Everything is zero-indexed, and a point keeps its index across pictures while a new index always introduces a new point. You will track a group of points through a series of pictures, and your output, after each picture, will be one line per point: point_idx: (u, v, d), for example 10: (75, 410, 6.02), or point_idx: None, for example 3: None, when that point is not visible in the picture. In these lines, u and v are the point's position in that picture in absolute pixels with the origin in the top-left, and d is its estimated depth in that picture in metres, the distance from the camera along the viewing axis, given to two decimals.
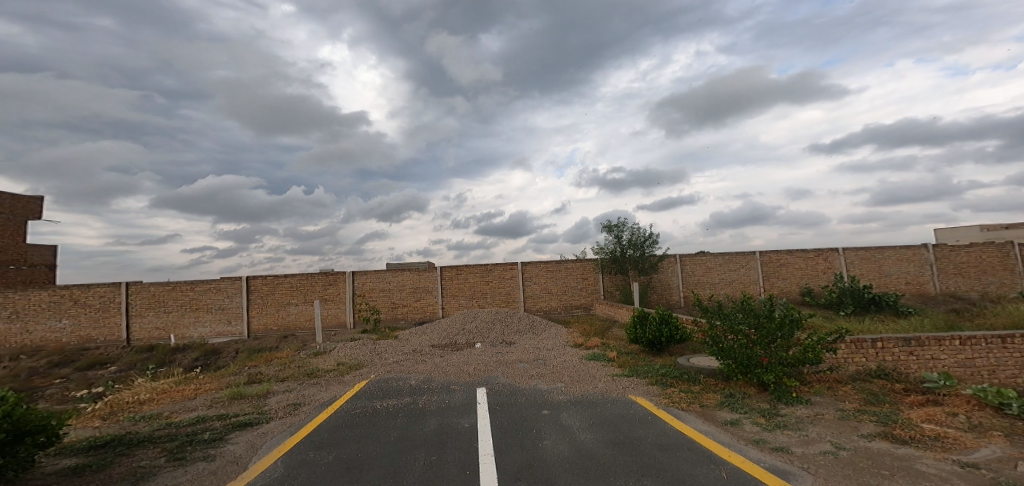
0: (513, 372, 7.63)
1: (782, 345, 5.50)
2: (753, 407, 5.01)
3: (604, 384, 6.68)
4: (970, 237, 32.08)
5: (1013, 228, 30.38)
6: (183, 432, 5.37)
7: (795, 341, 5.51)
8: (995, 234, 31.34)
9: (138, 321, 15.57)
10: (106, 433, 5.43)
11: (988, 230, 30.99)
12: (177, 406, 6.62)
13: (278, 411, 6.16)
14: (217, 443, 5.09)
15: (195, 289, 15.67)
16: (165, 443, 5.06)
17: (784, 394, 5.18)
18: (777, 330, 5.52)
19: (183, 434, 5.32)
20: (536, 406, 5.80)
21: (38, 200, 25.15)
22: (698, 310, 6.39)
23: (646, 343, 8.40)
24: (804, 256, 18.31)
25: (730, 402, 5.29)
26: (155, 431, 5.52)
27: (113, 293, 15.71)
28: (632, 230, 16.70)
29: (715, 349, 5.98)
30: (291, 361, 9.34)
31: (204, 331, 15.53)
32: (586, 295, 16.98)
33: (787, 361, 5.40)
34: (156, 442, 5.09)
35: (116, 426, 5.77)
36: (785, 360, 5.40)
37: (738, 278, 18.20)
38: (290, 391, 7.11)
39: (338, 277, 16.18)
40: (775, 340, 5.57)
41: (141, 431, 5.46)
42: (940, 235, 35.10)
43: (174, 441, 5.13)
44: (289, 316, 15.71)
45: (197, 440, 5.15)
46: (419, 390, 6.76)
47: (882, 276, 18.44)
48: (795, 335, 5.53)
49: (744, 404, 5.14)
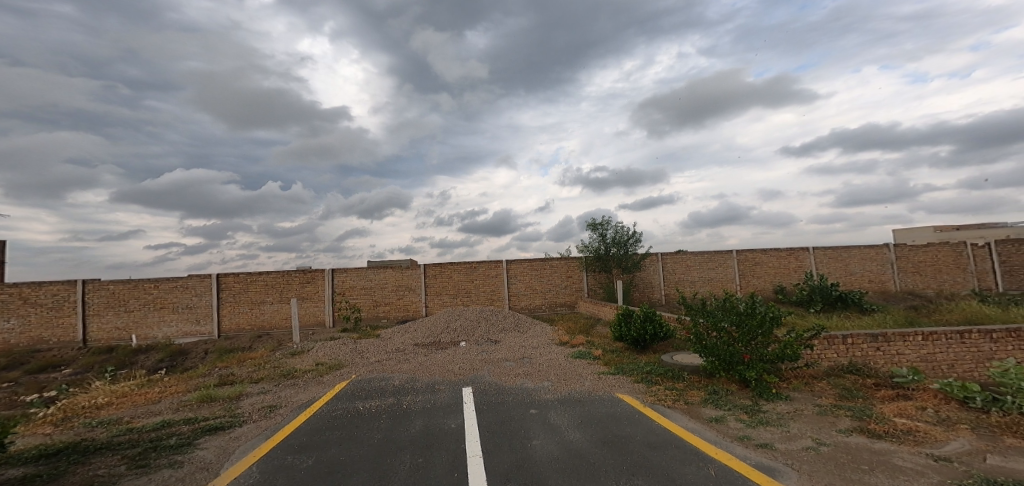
0: (498, 370, 7.58)
1: (763, 342, 5.60)
2: (736, 404, 5.09)
3: (590, 382, 6.68)
4: (925, 237, 33.74)
5: (964, 229, 32.04)
6: (147, 438, 5.09)
7: (774, 338, 5.60)
8: (947, 235, 33.00)
9: (97, 321, 14.82)
10: (59, 441, 5.10)
11: (941, 231, 32.63)
12: (139, 411, 6.24)
13: (253, 414, 5.91)
14: (184, 449, 4.83)
15: (159, 287, 15.00)
16: (126, 449, 4.78)
17: (765, 390, 5.27)
18: (758, 327, 5.60)
19: (147, 440, 5.04)
20: (522, 406, 5.75)
21: None
22: (682, 307, 6.44)
23: (631, 341, 8.45)
24: (776, 255, 18.85)
25: (713, 399, 5.36)
26: (115, 437, 5.21)
27: (69, 292, 14.88)
28: (616, 229, 16.85)
29: (699, 346, 6.06)
30: (266, 361, 9.02)
31: (170, 331, 14.89)
32: (570, 293, 17.06)
33: (768, 357, 5.49)
34: (116, 449, 4.81)
35: (70, 432, 5.41)
36: (766, 356, 5.49)
37: (716, 277, 18.61)
38: (265, 393, 6.84)
39: (316, 275, 15.78)
40: (756, 337, 5.65)
41: (100, 437, 5.14)
42: (898, 236, 36.77)
43: (137, 447, 4.84)
44: (263, 315, 15.24)
45: (163, 446, 4.88)
46: (402, 390, 6.62)
47: (847, 274, 19.15)
48: (776, 332, 5.62)
49: (727, 401, 5.21)
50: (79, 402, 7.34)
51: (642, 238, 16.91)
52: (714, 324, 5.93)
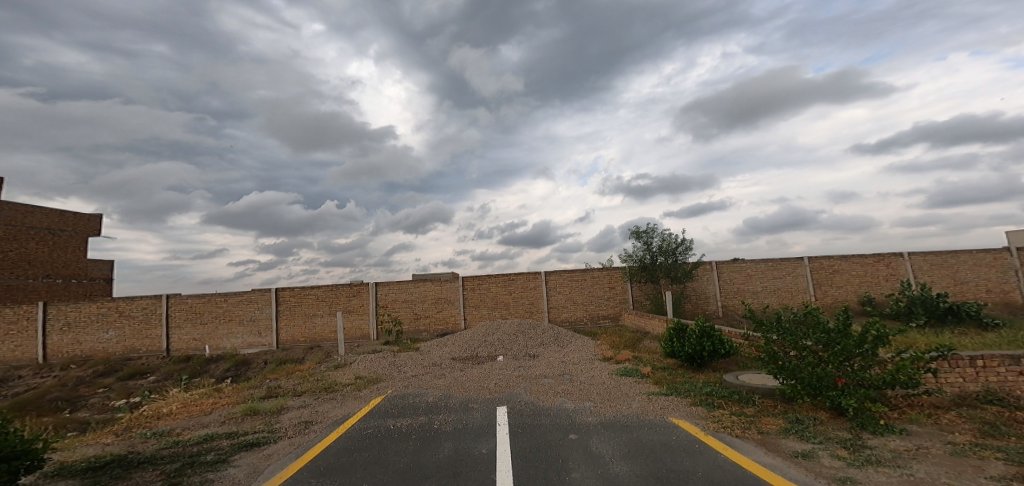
0: (537, 388, 6.99)
1: (862, 365, 4.62)
2: (831, 436, 4.15)
3: (639, 404, 5.92)
4: None
5: None
6: (187, 452, 4.97)
7: (877, 361, 4.60)
8: None
9: (177, 333, 15.86)
10: (110, 453, 5.09)
11: None
12: (191, 422, 6.09)
13: (289, 429, 5.65)
14: (218, 466, 4.64)
15: (228, 300, 15.83)
16: (165, 464, 4.69)
17: (868, 421, 4.28)
18: (856, 347, 4.62)
19: (186, 454, 4.93)
20: (562, 430, 5.11)
21: (97, 218, 26.47)
22: (750, 321, 5.55)
23: (685, 358, 7.53)
24: (861, 262, 16.74)
25: (796, 429, 4.44)
26: (162, 449, 5.14)
27: (155, 305, 16.10)
28: (662, 236, 15.65)
29: (774, 367, 5.15)
30: (311, 374, 9.01)
31: (237, 342, 15.63)
32: (614, 305, 16.10)
33: (870, 382, 4.50)
34: (156, 463, 4.73)
35: (124, 443, 5.38)
36: (867, 381, 4.51)
37: (783, 287, 16.80)
38: (305, 407, 6.64)
39: (362, 288, 16.01)
40: (852, 358, 4.68)
41: (143, 451, 5.07)
42: (1014, 238, 31.91)
43: (175, 463, 4.72)
44: (315, 328, 15.64)
45: (198, 463, 4.71)
46: (436, 409, 6.21)
47: (957, 283, 16.58)
48: (878, 353, 4.62)
49: (817, 433, 4.27)
50: (153, 409, 7.55)
51: (691, 246, 15.57)
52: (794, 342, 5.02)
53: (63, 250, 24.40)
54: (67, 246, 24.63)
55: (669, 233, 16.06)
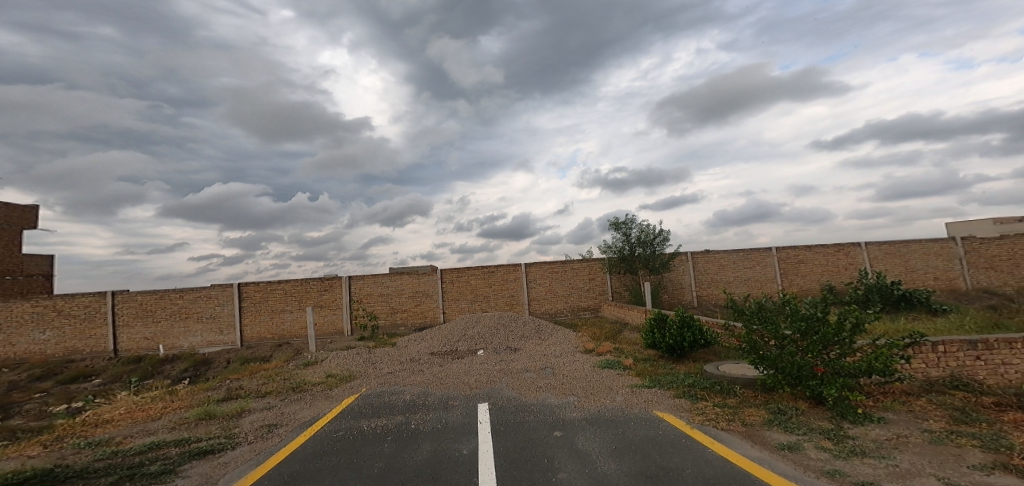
0: (518, 382, 6.85)
1: (840, 353, 4.64)
2: (813, 427, 4.15)
3: (623, 398, 5.86)
4: (983, 230, 30.94)
5: None
6: (129, 462, 4.42)
7: (856, 349, 4.63)
8: (1008, 226, 30.05)
9: (126, 332, 14.74)
10: (31, 468, 4.37)
11: (1001, 223, 29.67)
12: (132, 430, 5.49)
13: (250, 434, 5.25)
14: (164, 477, 4.07)
15: (184, 297, 14.92)
16: (97, 479, 3.98)
17: (848, 410, 4.31)
18: (835, 335, 4.63)
19: (124, 467, 4.25)
20: (546, 428, 5.00)
21: (34, 210, 24.63)
22: (731, 311, 5.52)
23: (666, 349, 7.56)
24: (824, 252, 17.37)
25: (779, 420, 4.43)
26: (95, 462, 4.49)
27: (100, 303, 14.85)
28: (640, 228, 15.73)
29: (755, 357, 5.14)
30: (279, 373, 8.54)
31: (195, 341, 14.77)
32: (593, 296, 16.16)
33: (847, 371, 4.54)
34: (86, 478, 4.01)
35: (52, 455, 4.75)
36: (845, 370, 4.54)
37: (753, 276, 17.26)
38: (269, 409, 6.22)
39: (334, 283, 15.45)
40: (831, 346, 4.69)
41: (76, 462, 4.46)
42: (953, 229, 34.10)
43: (110, 476, 4.05)
44: (284, 324, 14.99)
45: (140, 475, 4.09)
46: (413, 407, 5.96)
47: (909, 271, 17.44)
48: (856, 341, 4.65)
49: (799, 423, 4.28)
50: (102, 414, 6.93)
51: (668, 237, 15.72)
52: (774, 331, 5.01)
53: None
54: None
55: (647, 225, 16.16)
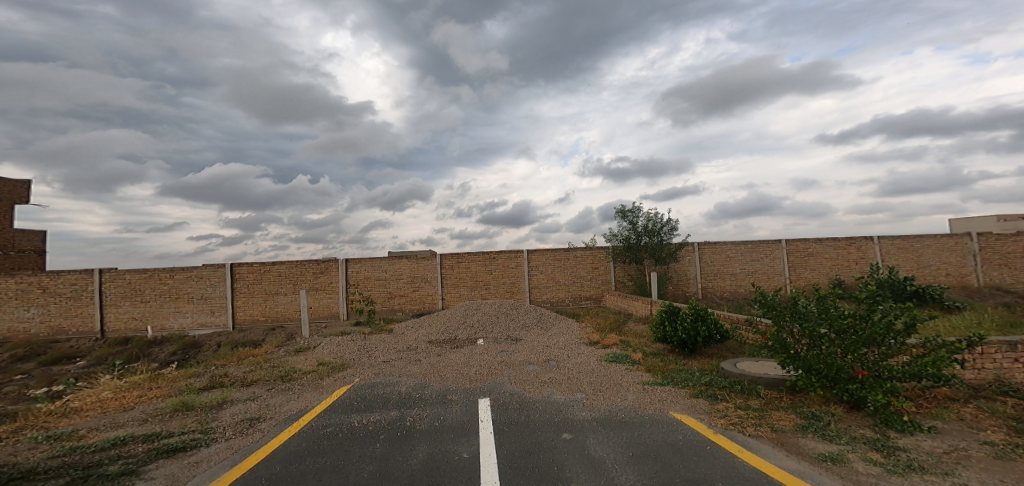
0: (521, 376, 6.42)
1: (885, 354, 4.17)
2: (856, 436, 3.71)
3: (635, 396, 5.44)
4: (987, 227, 30.48)
5: None
6: (87, 461, 3.98)
7: (903, 350, 4.16)
8: (1012, 224, 29.58)
9: (114, 312, 14.30)
10: None
11: (1005, 221, 29.12)
12: (98, 422, 5.07)
13: (227, 429, 4.81)
14: (123, 479, 3.65)
15: (174, 277, 14.45)
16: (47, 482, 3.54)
17: (893, 417, 3.87)
18: (881, 335, 4.14)
19: (78, 465, 3.83)
20: (552, 428, 4.61)
21: (25, 184, 24.02)
22: (758, 305, 5.04)
23: (677, 343, 7.14)
24: (835, 245, 16.91)
25: (814, 427, 3.99)
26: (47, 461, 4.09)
27: (86, 281, 14.37)
28: (647, 216, 15.16)
29: (784, 357, 4.68)
30: (267, 360, 8.12)
31: (185, 323, 14.35)
32: (596, 286, 15.73)
33: (891, 374, 4.08)
34: (35, 480, 3.58)
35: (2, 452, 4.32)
36: (891, 373, 4.08)
37: (762, 269, 16.79)
38: (253, 400, 5.79)
39: (330, 265, 15.00)
40: (873, 346, 4.22)
41: (26, 461, 4.03)
42: (955, 225, 33.66)
43: (61, 479, 3.60)
44: (277, 307, 14.57)
45: (96, 475, 3.67)
46: (408, 401, 5.55)
47: (920, 267, 17.01)
48: (903, 342, 4.18)
49: (838, 431, 3.83)
50: (78, 400, 6.55)
51: (676, 226, 15.18)
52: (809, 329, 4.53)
53: None
54: None
55: (654, 213, 15.58)
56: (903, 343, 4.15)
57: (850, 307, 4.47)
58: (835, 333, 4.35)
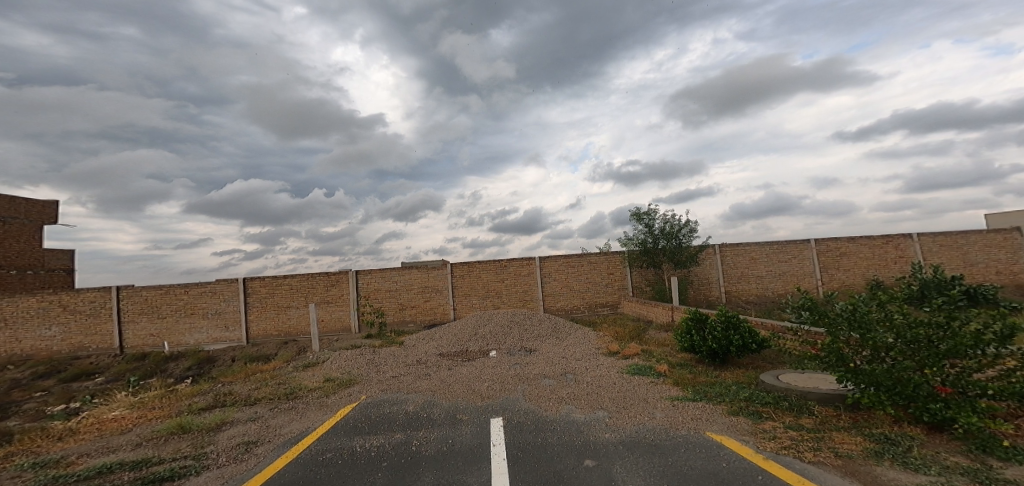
0: (536, 392, 5.94)
1: (973, 368, 3.59)
2: (949, 465, 3.16)
3: (663, 414, 4.90)
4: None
5: None
6: None
7: (996, 362, 3.57)
8: None
9: (131, 328, 14.32)
10: None
11: None
12: (90, 446, 4.77)
13: (221, 454, 4.44)
14: None
15: (189, 292, 14.42)
16: None
17: (991, 442, 3.30)
18: (969, 346, 3.57)
19: None
20: (573, 454, 4.10)
21: (54, 204, 24.61)
22: (809, 313, 4.53)
23: (707, 353, 6.56)
24: (870, 244, 15.95)
25: (890, 453, 3.44)
26: None
27: (104, 298, 14.43)
28: (664, 219, 14.47)
29: (844, 371, 4.16)
30: (273, 376, 7.81)
31: (200, 337, 14.28)
32: (613, 292, 15.13)
33: (983, 391, 3.51)
34: None
35: None
36: (982, 389, 3.50)
37: (789, 271, 15.92)
38: (254, 420, 5.45)
39: (342, 277, 14.80)
40: (957, 358, 3.65)
41: None
42: (993, 222, 31.91)
43: None
44: (290, 320, 14.40)
45: None
46: (415, 422, 5.12)
47: (966, 265, 15.91)
48: (996, 353, 3.59)
49: (923, 459, 3.29)
50: (77, 420, 6.32)
51: (694, 228, 14.46)
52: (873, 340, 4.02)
53: (16, 238, 22.54)
54: (21, 234, 22.75)
55: (672, 215, 14.89)
56: (995, 355, 3.56)
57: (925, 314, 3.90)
58: (908, 345, 3.83)
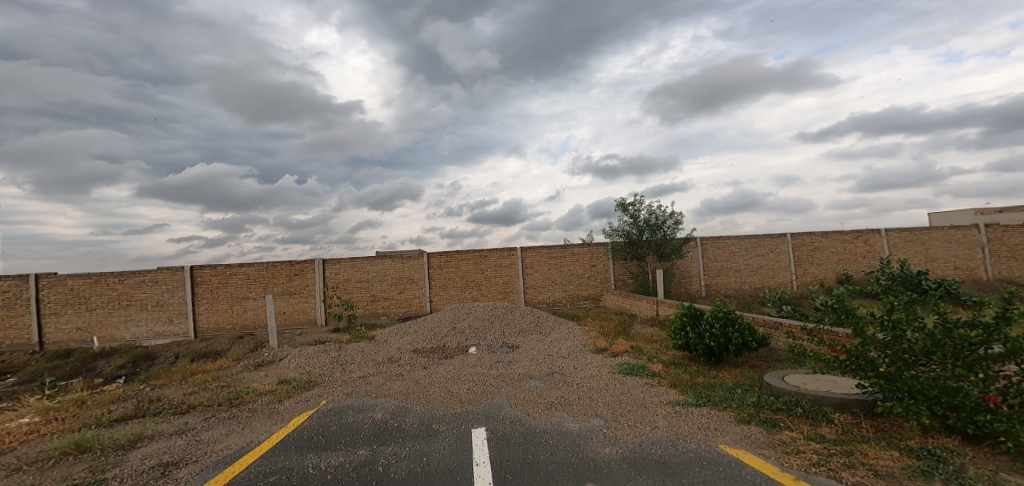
0: (522, 395, 5.33)
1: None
2: None
3: (666, 422, 4.37)
4: (965, 220, 30.36)
5: (1009, 211, 27.45)
6: None
7: None
8: (990, 217, 29.03)
9: (55, 321, 12.83)
10: None
11: (983, 214, 28.67)
12: None
13: (129, 480, 3.59)
14: None
15: (125, 282, 13.05)
16: None
17: None
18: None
19: None
20: (570, 475, 3.49)
21: None
22: (831, 314, 4.05)
23: (703, 352, 6.11)
24: (842, 239, 16.12)
25: (941, 472, 2.97)
26: None
27: (22, 288, 12.86)
28: (650, 210, 14.06)
29: (873, 376, 3.68)
30: (216, 377, 6.87)
31: (138, 332, 12.94)
32: (594, 285, 14.71)
33: None
34: None
35: None
36: None
37: (766, 265, 15.91)
38: (181, 434, 4.59)
39: (305, 266, 13.72)
40: (1007, 364, 3.22)
41: None
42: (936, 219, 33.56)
43: None
44: (246, 313, 13.26)
45: None
46: (382, 435, 4.40)
47: (930, 260, 16.31)
48: None
49: (981, 479, 2.83)
50: None
51: (679, 220, 14.11)
52: (910, 343, 3.56)
53: None
54: None
55: (657, 206, 14.52)
56: None
57: (967, 315, 3.45)
58: (950, 349, 3.40)
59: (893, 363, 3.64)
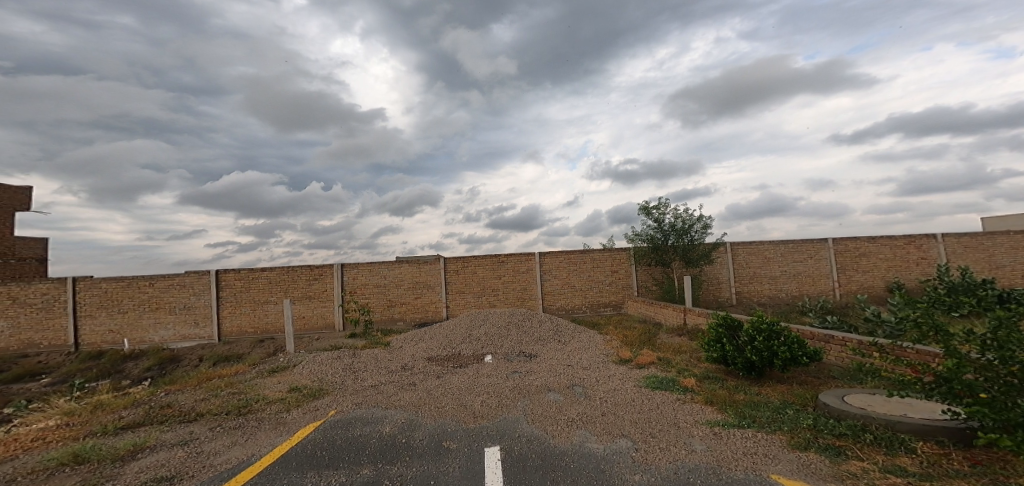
0: (540, 409, 4.89)
1: None
2: None
3: (705, 446, 3.85)
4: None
5: None
6: None
7: None
8: None
9: (89, 324, 13.16)
10: None
11: None
12: None
13: None
14: None
15: (154, 286, 13.28)
16: None
17: None
18: None
19: None
20: None
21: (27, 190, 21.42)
22: (915, 329, 3.44)
23: (742, 366, 5.53)
24: (891, 244, 14.98)
25: None
26: None
27: (59, 291, 13.26)
28: (676, 213, 13.39)
29: (971, 403, 3.07)
30: (228, 383, 6.70)
31: (165, 335, 13.14)
32: (616, 291, 14.11)
33: None
34: None
35: None
36: None
37: (805, 272, 14.93)
38: (182, 445, 4.36)
39: (324, 271, 13.68)
40: None
41: None
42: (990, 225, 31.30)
43: None
44: (267, 317, 13.30)
45: None
46: (390, 453, 4.04)
47: (993, 267, 14.96)
48: None
49: None
50: None
51: (708, 223, 13.38)
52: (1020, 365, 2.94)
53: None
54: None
55: (683, 210, 13.82)
56: None
57: None
58: None
59: (996, 387, 3.02)
